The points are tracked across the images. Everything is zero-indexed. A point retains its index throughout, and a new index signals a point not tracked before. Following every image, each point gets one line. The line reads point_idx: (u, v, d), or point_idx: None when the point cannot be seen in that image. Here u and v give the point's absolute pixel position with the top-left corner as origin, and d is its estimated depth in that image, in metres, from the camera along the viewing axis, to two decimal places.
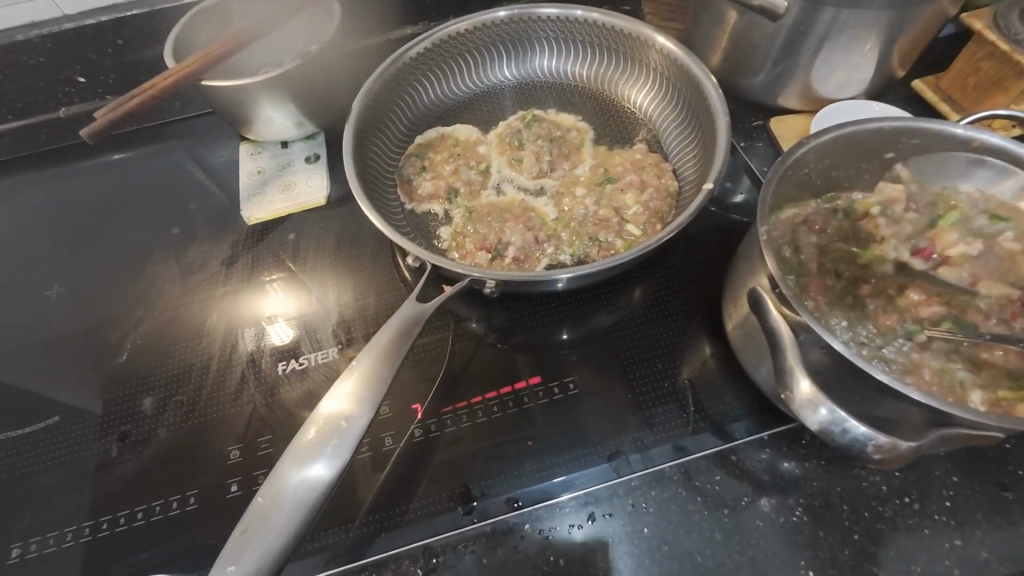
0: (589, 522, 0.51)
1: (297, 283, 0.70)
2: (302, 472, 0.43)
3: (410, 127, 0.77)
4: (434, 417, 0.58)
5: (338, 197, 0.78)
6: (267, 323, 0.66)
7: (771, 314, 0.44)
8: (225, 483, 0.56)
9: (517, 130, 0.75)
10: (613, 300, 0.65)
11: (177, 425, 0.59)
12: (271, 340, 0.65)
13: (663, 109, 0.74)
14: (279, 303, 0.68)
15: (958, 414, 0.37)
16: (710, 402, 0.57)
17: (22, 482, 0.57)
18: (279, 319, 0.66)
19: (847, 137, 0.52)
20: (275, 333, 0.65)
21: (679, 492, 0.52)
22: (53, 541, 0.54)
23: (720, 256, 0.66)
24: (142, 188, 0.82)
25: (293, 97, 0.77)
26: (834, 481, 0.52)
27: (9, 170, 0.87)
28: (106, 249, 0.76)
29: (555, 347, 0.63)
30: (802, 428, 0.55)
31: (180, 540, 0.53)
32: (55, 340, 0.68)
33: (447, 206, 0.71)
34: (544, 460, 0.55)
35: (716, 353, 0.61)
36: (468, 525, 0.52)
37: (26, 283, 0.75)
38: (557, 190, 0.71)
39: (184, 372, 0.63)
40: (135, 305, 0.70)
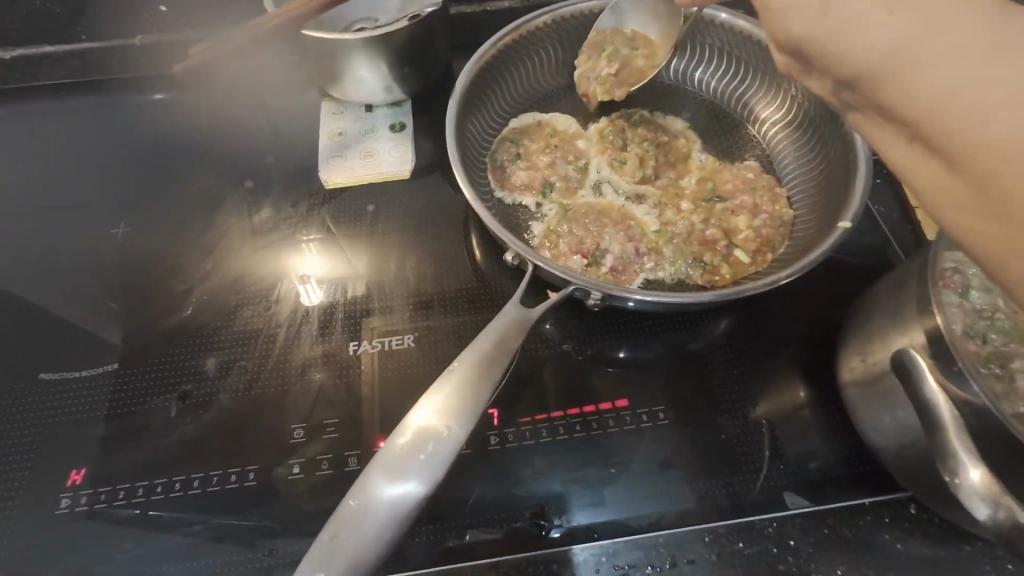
0: (669, 566, 0.48)
1: (334, 247, 0.67)
2: (395, 479, 0.40)
3: (508, 108, 0.72)
4: (512, 425, 0.55)
5: (420, 172, 0.74)
6: (297, 282, 0.64)
7: (927, 383, 0.39)
8: (287, 463, 0.53)
9: (621, 129, 0.70)
10: (706, 328, 0.61)
11: (240, 392, 0.57)
12: (297, 299, 0.63)
13: (781, 128, 0.69)
14: (312, 265, 0.65)
15: None
16: (805, 455, 0.54)
17: (79, 429, 0.56)
18: (309, 281, 0.64)
19: None
20: (305, 295, 0.63)
21: (768, 549, 0.49)
22: (106, 496, 0.52)
23: (827, 297, 0.62)
24: (214, 133, 0.79)
25: (387, 59, 0.72)
26: (941, 561, 0.48)
27: (78, 93, 0.84)
28: (174, 193, 0.73)
29: (643, 370, 0.59)
30: (909, 499, 0.51)
31: (235, 517, 0.51)
32: (116, 282, 0.66)
33: (540, 200, 0.66)
34: (626, 491, 0.52)
35: (813, 401, 0.57)
36: (540, 548, 0.49)
37: (90, 217, 0.72)
38: (659, 200, 0.66)
39: (250, 336, 0.60)
40: (199, 257, 0.67)
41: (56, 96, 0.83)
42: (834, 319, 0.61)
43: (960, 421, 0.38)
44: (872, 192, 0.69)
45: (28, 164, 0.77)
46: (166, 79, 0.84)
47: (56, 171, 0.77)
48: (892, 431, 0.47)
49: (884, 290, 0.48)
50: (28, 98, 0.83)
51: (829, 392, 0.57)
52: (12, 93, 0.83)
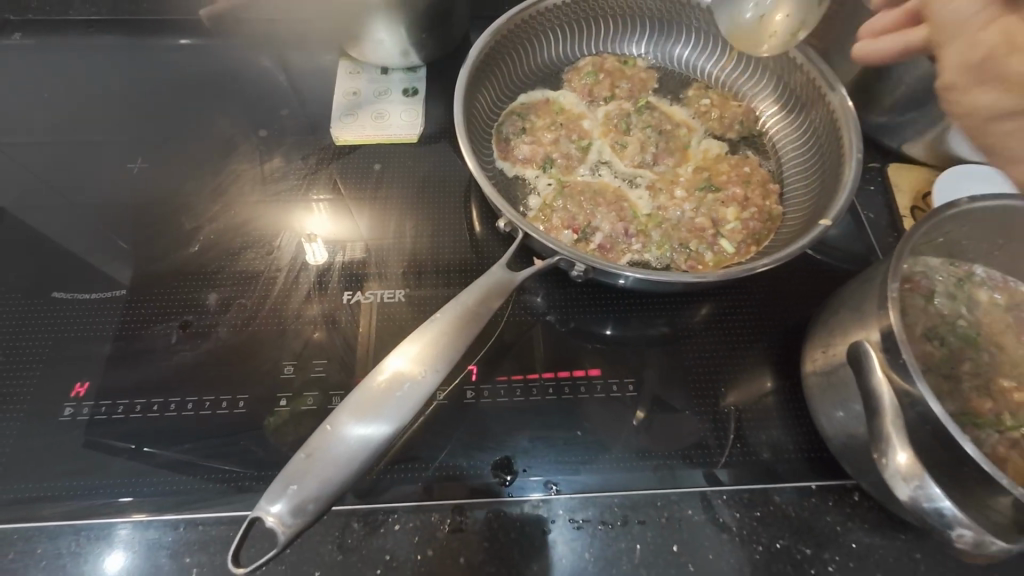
0: (620, 524, 0.52)
1: (343, 208, 0.69)
2: (372, 411, 0.43)
3: (519, 83, 0.74)
4: (488, 382, 0.59)
5: (427, 137, 0.76)
6: (304, 239, 0.66)
7: (875, 374, 0.42)
8: (275, 396, 0.57)
9: (626, 114, 0.72)
10: (683, 311, 0.64)
11: (238, 326, 0.60)
12: (305, 258, 0.65)
13: (783, 128, 0.71)
14: (320, 225, 0.68)
15: None
16: (761, 436, 0.57)
17: (84, 345, 0.60)
18: (318, 240, 0.66)
19: (982, 208, 0.47)
20: (312, 252, 0.65)
21: (713, 518, 0.52)
22: (105, 409, 0.56)
23: (804, 293, 0.64)
24: (232, 81, 0.81)
25: (406, 23, 0.74)
26: (875, 546, 0.51)
27: (106, 31, 0.86)
28: (190, 136, 0.76)
29: (618, 345, 0.62)
30: (853, 487, 0.54)
31: (222, 439, 0.55)
32: (129, 215, 0.69)
33: (539, 174, 0.68)
34: (589, 453, 0.55)
35: (776, 390, 0.59)
36: (503, 496, 0.53)
37: (109, 152, 0.75)
38: (654, 185, 0.68)
39: (251, 277, 0.64)
40: (210, 197, 0.70)
41: (85, 31, 0.86)
42: (807, 315, 0.63)
43: (899, 410, 0.40)
44: (863, 197, 0.71)
45: (53, 94, 0.80)
46: (192, 25, 0.87)
47: (79, 105, 0.80)
48: (842, 420, 0.50)
49: (852, 287, 0.50)
50: (58, 31, 0.86)
51: (793, 382, 0.60)
52: (44, 25, 0.86)
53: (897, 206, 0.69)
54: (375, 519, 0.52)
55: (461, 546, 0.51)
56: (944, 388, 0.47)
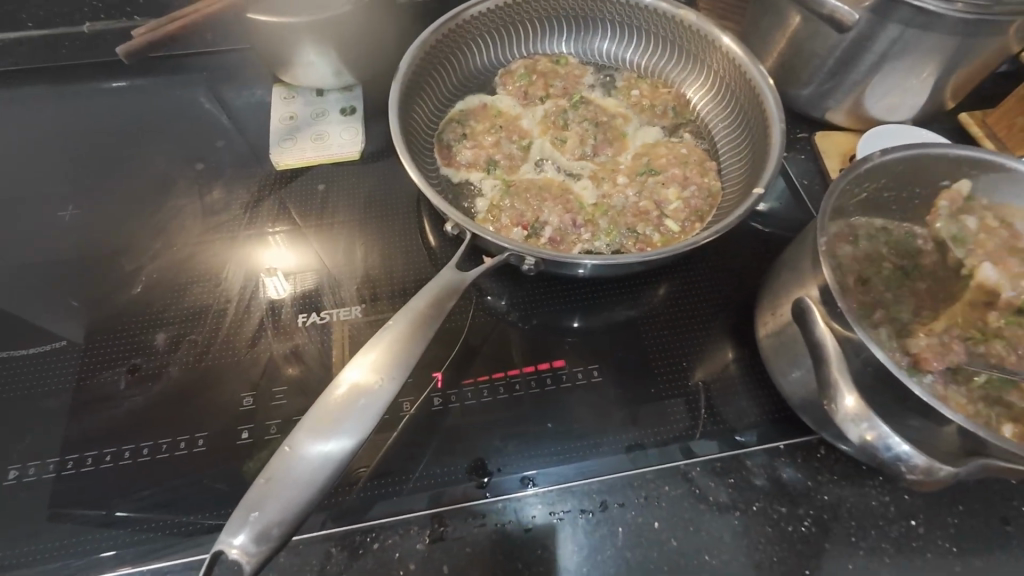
0: (600, 510, 0.52)
1: (303, 239, 0.68)
2: (331, 427, 0.42)
3: (455, 90, 0.75)
4: (455, 387, 0.58)
5: (370, 154, 0.76)
6: (264, 274, 0.65)
7: (818, 325, 0.44)
8: (237, 430, 0.55)
9: (562, 110, 0.74)
10: (639, 293, 0.65)
11: (190, 364, 0.58)
12: (269, 294, 0.63)
13: (713, 108, 0.74)
14: (279, 257, 0.66)
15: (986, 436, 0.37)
16: (726, 404, 0.58)
17: (26, 403, 0.57)
18: (278, 274, 0.65)
19: (892, 160, 0.50)
20: (273, 287, 0.64)
21: (689, 491, 0.53)
22: (54, 467, 0.53)
23: (752, 262, 0.66)
24: (164, 118, 0.80)
25: (334, 43, 0.74)
26: (845, 495, 0.52)
27: (25, 81, 0.84)
28: (123, 178, 0.74)
29: (579, 334, 0.63)
30: (819, 441, 0.55)
31: (184, 481, 0.53)
32: (64, 263, 0.66)
33: (484, 176, 0.69)
34: (562, 444, 0.55)
35: (737, 359, 0.61)
36: (481, 499, 0.52)
37: (38, 202, 0.72)
38: (597, 175, 0.69)
39: (200, 311, 0.62)
40: (150, 236, 0.68)
41: (2, 83, 0.83)
42: (757, 283, 0.65)
43: (841, 355, 0.42)
44: (795, 166, 0.74)
45: None
46: (116, 66, 0.85)
47: (2, 158, 0.76)
48: (798, 377, 0.52)
49: (790, 249, 0.52)
50: None
51: (750, 348, 0.61)
52: None
53: (827, 170, 0.73)
54: (353, 541, 0.50)
55: (444, 556, 0.50)
56: (884, 334, 0.50)
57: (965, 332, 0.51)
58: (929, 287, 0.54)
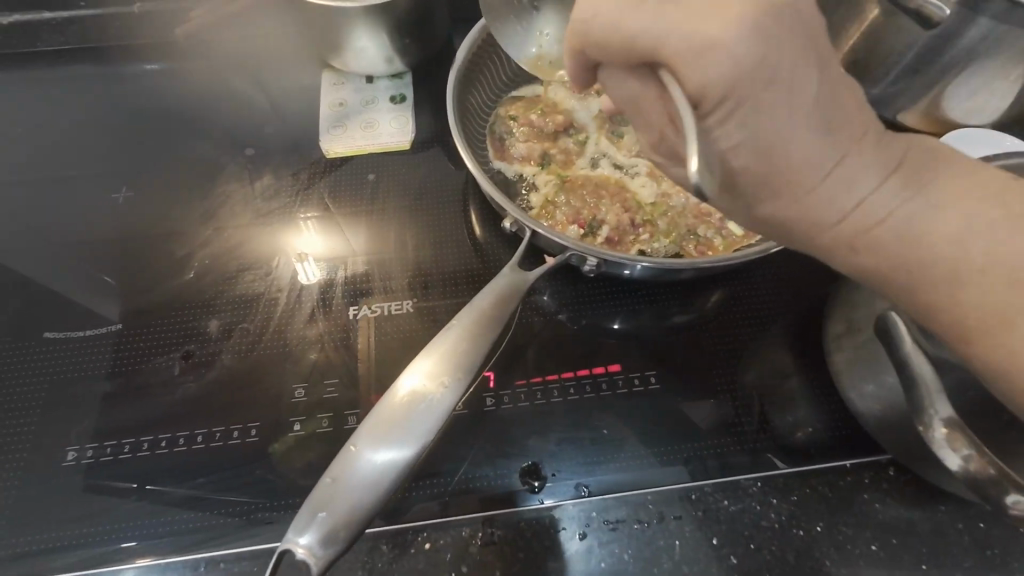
0: (657, 522, 0.50)
1: (336, 220, 0.68)
2: (394, 429, 0.42)
3: (511, 80, 0.73)
4: (506, 387, 0.57)
5: (419, 144, 0.75)
6: (295, 260, 0.64)
7: (904, 343, 0.41)
8: (289, 421, 0.55)
9: (620, 104, 0.71)
10: (695, 298, 0.63)
11: (242, 353, 0.58)
12: (296, 280, 0.63)
13: None
14: (308, 243, 0.65)
15: None
16: (788, 419, 0.56)
17: (82, 385, 0.57)
18: (307, 259, 0.64)
19: None
20: (301, 271, 0.63)
21: (751, 507, 0.51)
22: (110, 450, 0.54)
23: (817, 270, 0.64)
24: (213, 101, 0.79)
25: (388, 28, 0.72)
26: (916, 520, 0.50)
27: (77, 60, 0.84)
28: (174, 161, 0.74)
29: (634, 338, 0.61)
30: (887, 462, 0.53)
31: (237, 471, 0.53)
32: (117, 246, 0.67)
33: (538, 171, 0.67)
34: (616, 451, 0.54)
35: (799, 371, 0.58)
36: (535, 503, 0.51)
37: (90, 184, 0.72)
38: (655, 173, 0.67)
39: (252, 299, 0.61)
40: (201, 222, 0.68)
41: (54, 62, 0.84)
42: (823, 292, 0.62)
43: (933, 376, 0.40)
44: None
45: (26, 130, 0.78)
46: (166, 49, 0.85)
47: (55, 139, 0.77)
48: (873, 396, 0.49)
49: None
50: (29, 65, 0.83)
51: (814, 360, 0.59)
52: (10, 58, 0.83)
53: None
54: (405, 540, 0.50)
55: (497, 560, 0.49)
56: None
57: None
58: None
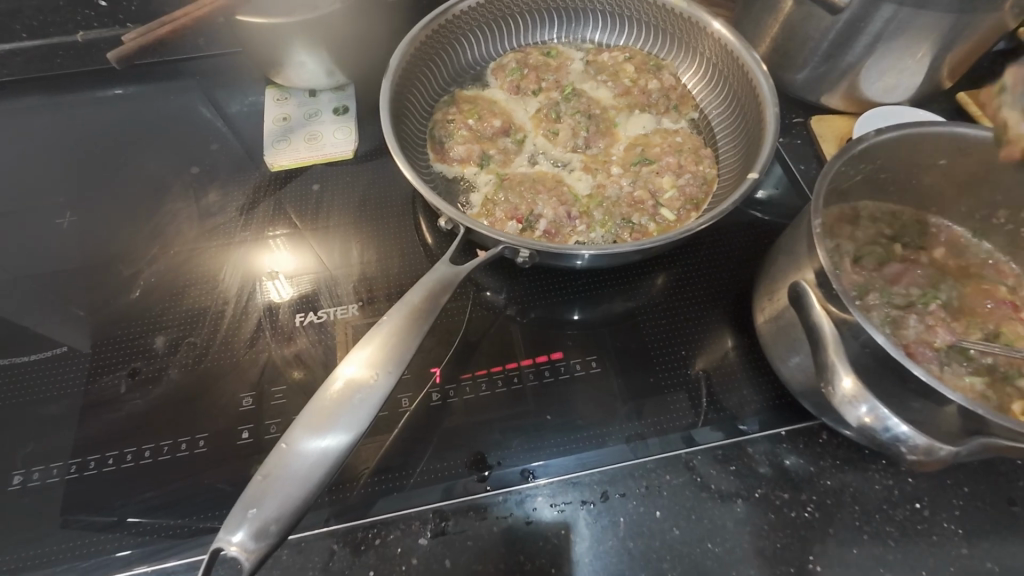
0: (601, 501, 0.52)
1: (283, 239, 0.68)
2: (326, 422, 0.43)
3: (448, 86, 0.75)
4: (453, 382, 0.58)
5: (364, 153, 0.76)
6: (267, 278, 0.65)
7: (813, 308, 0.44)
8: (238, 430, 0.55)
9: (555, 102, 0.73)
10: (634, 284, 0.65)
11: (191, 366, 0.59)
12: (271, 298, 0.63)
13: (708, 95, 0.74)
14: (282, 261, 0.66)
15: (983, 412, 0.37)
16: (725, 393, 0.58)
17: (28, 409, 0.57)
18: (280, 277, 0.65)
19: (884, 143, 0.50)
20: (274, 290, 0.64)
21: (692, 479, 0.53)
22: (58, 471, 0.54)
23: (749, 249, 0.66)
24: (158, 123, 0.80)
25: (324, 42, 0.74)
26: (848, 480, 0.52)
27: (21, 91, 0.84)
28: (119, 184, 0.74)
29: (576, 326, 0.62)
30: (819, 427, 0.55)
31: (186, 483, 0.53)
32: (62, 271, 0.67)
33: (478, 171, 0.69)
34: (561, 436, 0.55)
35: (736, 348, 0.60)
36: (482, 492, 0.52)
37: (35, 211, 0.73)
38: (591, 167, 0.69)
39: (198, 314, 0.62)
40: (147, 241, 0.68)
41: None
42: (755, 270, 0.65)
43: (838, 336, 0.42)
44: (792, 151, 0.74)
45: None
46: (110, 74, 0.86)
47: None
48: (798, 363, 0.51)
49: (786, 234, 0.52)
50: None
51: (749, 335, 0.61)
52: None
53: (824, 154, 0.72)
54: (355, 538, 0.50)
55: (446, 550, 0.50)
56: (881, 319, 0.50)
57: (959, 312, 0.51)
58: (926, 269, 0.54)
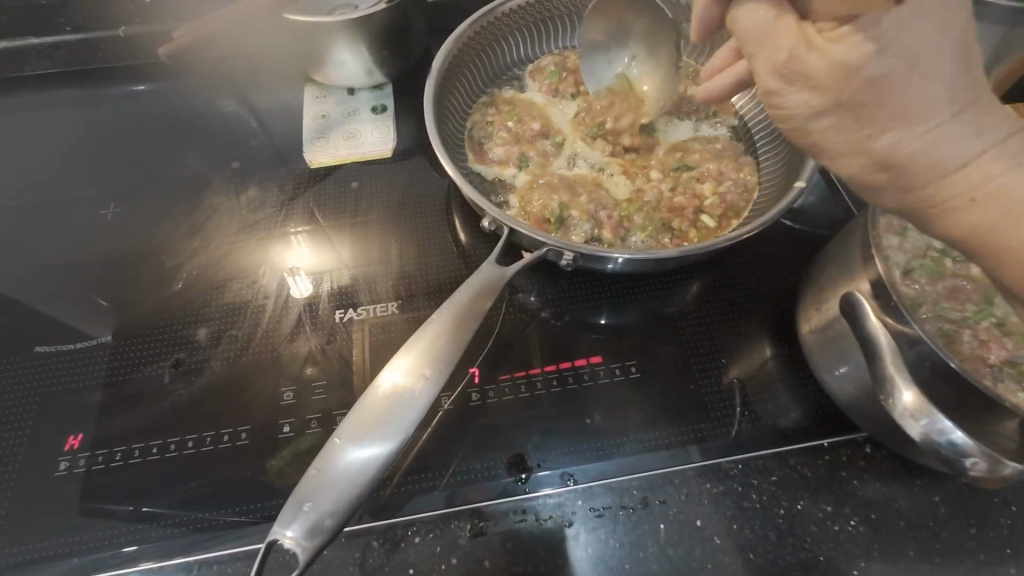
0: (641, 507, 0.51)
1: (322, 237, 0.68)
2: (375, 423, 0.44)
3: (487, 87, 0.76)
4: (491, 382, 0.58)
5: (401, 152, 0.77)
6: (287, 274, 0.65)
7: (869, 319, 0.43)
8: (278, 424, 0.56)
9: (594, 106, 0.74)
10: (671, 291, 0.65)
11: (231, 359, 0.59)
12: (291, 293, 0.64)
13: (750, 103, 0.73)
14: (301, 258, 0.66)
15: None
16: (765, 403, 0.57)
17: (73, 396, 0.58)
18: (300, 273, 0.65)
19: None
20: (296, 286, 0.64)
21: (733, 488, 0.52)
22: (101, 459, 0.55)
23: (789, 258, 0.66)
24: (198, 118, 0.81)
25: (366, 41, 0.74)
26: (893, 494, 0.52)
27: (65, 83, 0.86)
28: (160, 177, 0.75)
29: (613, 330, 0.62)
30: (863, 439, 0.54)
31: (228, 475, 0.53)
32: (106, 262, 0.68)
33: (517, 173, 0.69)
34: (599, 440, 0.55)
35: (776, 357, 0.60)
36: (521, 494, 0.52)
37: (78, 201, 0.74)
38: (630, 172, 0.69)
39: (240, 307, 0.63)
40: (188, 235, 0.69)
41: (41, 86, 0.86)
42: (796, 279, 0.64)
43: (897, 351, 0.42)
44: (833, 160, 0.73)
45: (14, 152, 0.79)
46: (150, 68, 0.87)
47: (44, 159, 0.78)
48: (845, 375, 0.51)
49: (835, 245, 0.52)
50: (16, 89, 0.85)
51: (790, 344, 0.60)
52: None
53: None
54: (395, 535, 0.50)
55: (486, 551, 0.50)
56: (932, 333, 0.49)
57: (1010, 329, 0.51)
58: (975, 284, 0.53)
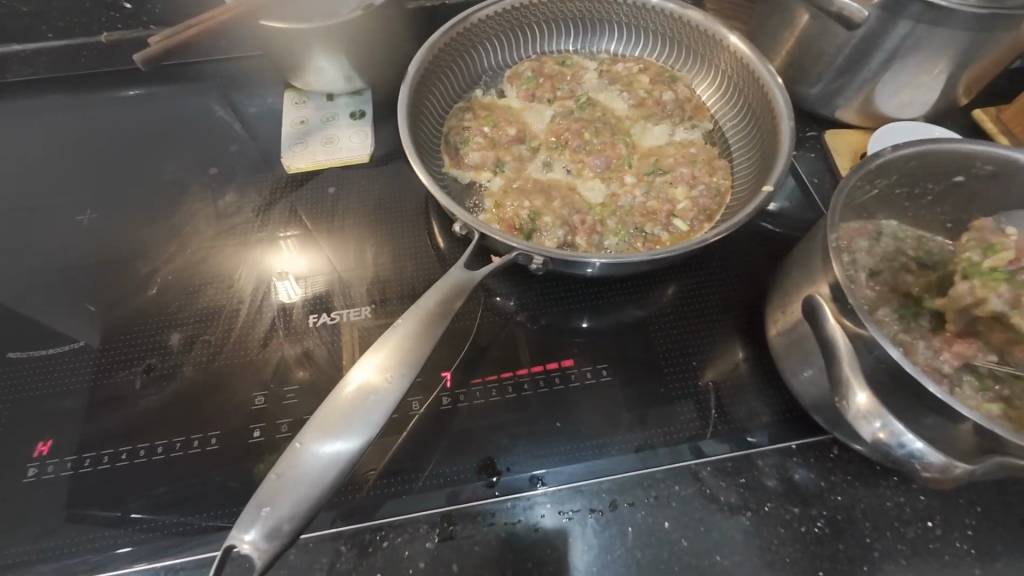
0: (610, 510, 0.52)
1: (307, 242, 0.69)
2: (337, 427, 0.44)
3: (463, 93, 0.76)
4: (463, 387, 0.58)
5: (379, 157, 0.77)
6: (274, 278, 0.65)
7: (828, 321, 0.44)
8: (249, 429, 0.56)
9: (569, 111, 0.74)
10: (644, 294, 0.65)
11: (203, 365, 0.59)
12: (280, 297, 0.64)
13: (723, 107, 0.74)
14: (289, 261, 0.67)
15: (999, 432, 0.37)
16: (735, 405, 0.57)
17: (43, 402, 0.58)
18: (288, 277, 0.66)
19: (903, 158, 0.51)
20: (283, 291, 0.64)
21: (702, 490, 0.52)
22: (70, 465, 0.55)
23: (761, 261, 0.66)
24: (177, 123, 0.81)
25: (344, 48, 0.75)
26: (859, 496, 0.52)
27: (44, 89, 0.86)
28: (138, 183, 0.75)
29: (587, 334, 0.62)
30: (831, 441, 0.55)
31: (197, 480, 0.53)
32: (80, 268, 0.68)
33: (492, 177, 0.69)
34: (569, 444, 0.55)
35: (747, 359, 0.60)
36: (490, 498, 0.52)
37: (56, 207, 0.74)
38: (605, 176, 0.70)
39: (214, 311, 0.63)
40: (164, 240, 0.69)
41: (21, 91, 0.86)
42: (768, 282, 0.65)
43: (853, 353, 0.43)
44: (806, 164, 0.74)
45: None
46: (130, 74, 0.87)
47: (21, 165, 0.78)
48: (811, 378, 0.51)
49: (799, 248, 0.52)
50: None
51: (761, 347, 0.61)
52: None
53: (838, 167, 0.73)
54: (363, 539, 0.50)
55: (454, 556, 0.50)
56: (893, 337, 0.50)
57: None
58: None
